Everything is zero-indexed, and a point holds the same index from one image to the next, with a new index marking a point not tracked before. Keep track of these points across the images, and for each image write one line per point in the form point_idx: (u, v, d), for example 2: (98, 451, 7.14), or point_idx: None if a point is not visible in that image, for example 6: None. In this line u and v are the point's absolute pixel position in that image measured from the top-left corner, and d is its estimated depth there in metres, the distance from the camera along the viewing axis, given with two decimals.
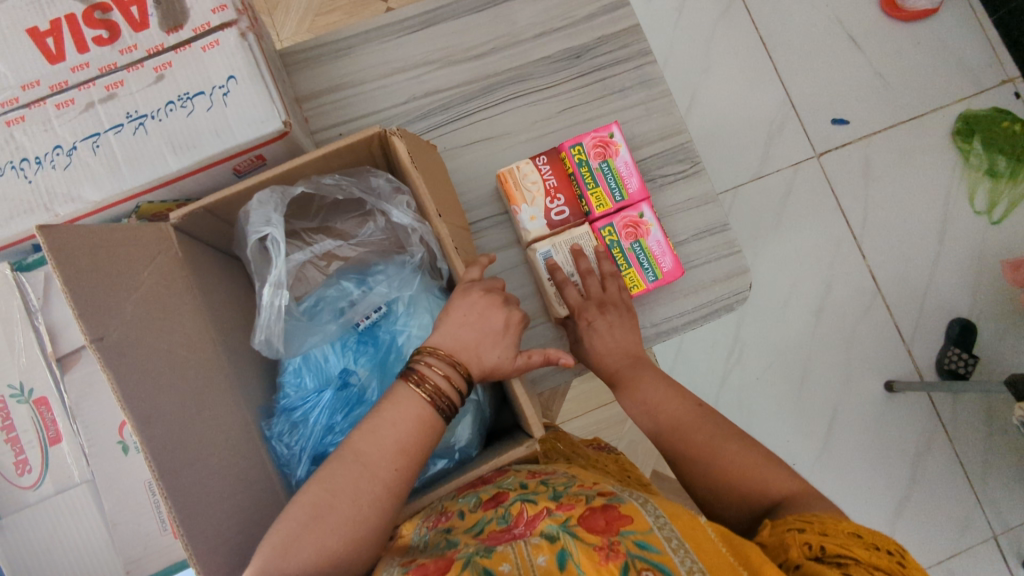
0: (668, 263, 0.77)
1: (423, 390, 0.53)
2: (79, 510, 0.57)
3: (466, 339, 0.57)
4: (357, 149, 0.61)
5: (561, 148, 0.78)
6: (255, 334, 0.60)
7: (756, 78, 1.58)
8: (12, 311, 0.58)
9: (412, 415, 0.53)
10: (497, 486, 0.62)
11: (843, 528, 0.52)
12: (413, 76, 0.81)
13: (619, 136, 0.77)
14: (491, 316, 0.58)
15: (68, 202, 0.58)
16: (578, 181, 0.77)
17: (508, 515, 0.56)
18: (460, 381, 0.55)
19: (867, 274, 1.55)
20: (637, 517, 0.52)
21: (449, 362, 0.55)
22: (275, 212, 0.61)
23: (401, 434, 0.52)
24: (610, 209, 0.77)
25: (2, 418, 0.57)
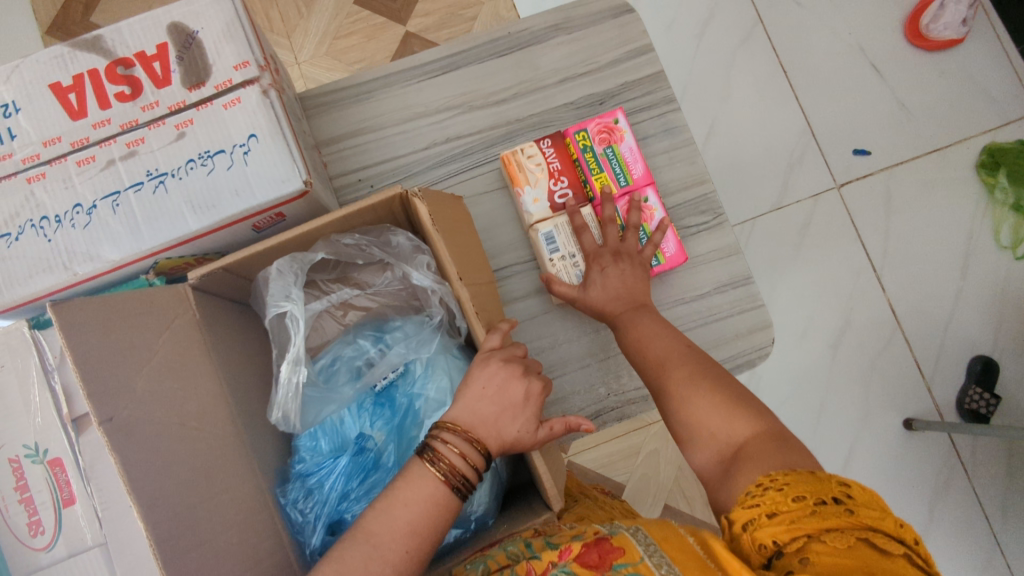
0: (671, 248, 0.77)
1: (438, 468, 0.52)
2: (91, 575, 0.56)
3: (484, 413, 0.56)
4: (378, 210, 0.61)
5: (565, 133, 0.77)
6: (271, 410, 0.59)
7: (776, 107, 1.56)
8: (29, 370, 0.58)
9: (425, 494, 0.52)
10: (501, 549, 0.57)
11: (785, 495, 0.47)
12: (434, 121, 0.80)
13: (625, 122, 0.76)
14: (512, 387, 0.58)
15: (87, 260, 0.58)
16: (582, 166, 0.77)
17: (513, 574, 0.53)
18: (477, 458, 0.54)
19: (887, 307, 1.52)
20: (629, 547, 0.51)
21: (466, 437, 0.54)
22: (294, 286, 0.61)
23: (414, 513, 0.51)
24: (614, 193, 0.76)
25: (17, 478, 0.57)
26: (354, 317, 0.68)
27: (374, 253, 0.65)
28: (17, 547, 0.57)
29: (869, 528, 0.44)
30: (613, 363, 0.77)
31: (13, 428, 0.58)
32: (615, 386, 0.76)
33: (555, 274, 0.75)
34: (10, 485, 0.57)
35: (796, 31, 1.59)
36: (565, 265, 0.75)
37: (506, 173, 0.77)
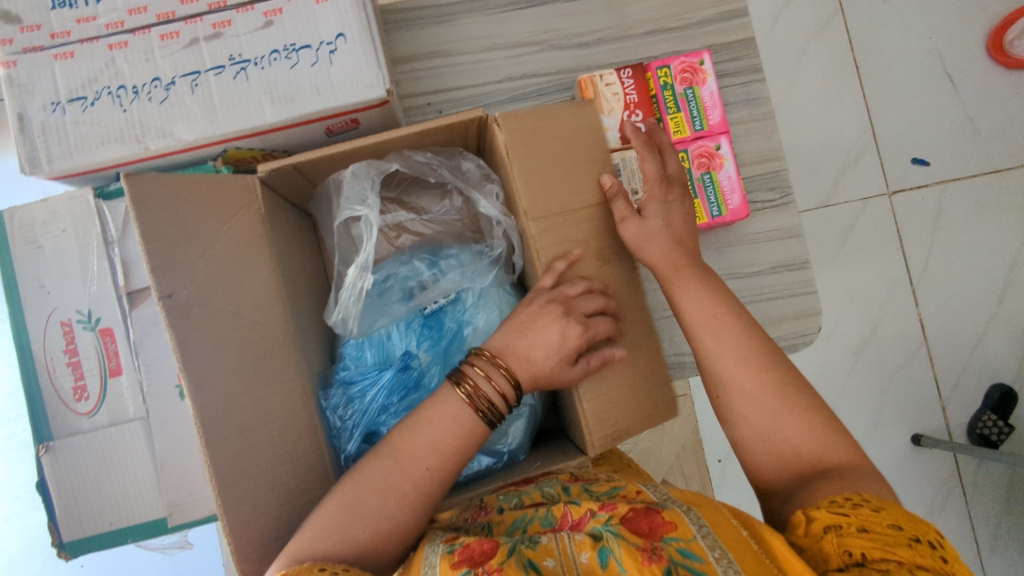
0: (736, 201, 0.73)
1: (463, 389, 0.53)
2: (130, 445, 0.57)
3: (517, 343, 0.55)
4: (454, 129, 0.60)
5: (647, 67, 0.73)
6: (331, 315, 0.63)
7: (840, 102, 1.50)
8: (90, 237, 0.58)
9: (452, 414, 0.52)
10: (539, 489, 0.57)
11: (882, 518, 0.44)
12: (512, 55, 0.78)
13: (709, 65, 0.73)
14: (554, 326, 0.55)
15: (160, 136, 0.57)
16: (659, 103, 0.73)
17: (550, 514, 0.53)
18: (503, 385, 0.53)
19: (917, 323, 1.50)
20: (682, 523, 0.47)
21: (495, 363, 0.54)
22: (370, 191, 0.60)
23: (436, 432, 0.52)
24: (687, 136, 0.73)
25: (67, 342, 0.58)
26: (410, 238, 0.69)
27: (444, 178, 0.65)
28: (59, 408, 0.58)
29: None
30: None
31: (70, 292, 0.58)
32: None
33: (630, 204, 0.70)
34: (59, 347, 0.58)
35: (877, 25, 1.52)
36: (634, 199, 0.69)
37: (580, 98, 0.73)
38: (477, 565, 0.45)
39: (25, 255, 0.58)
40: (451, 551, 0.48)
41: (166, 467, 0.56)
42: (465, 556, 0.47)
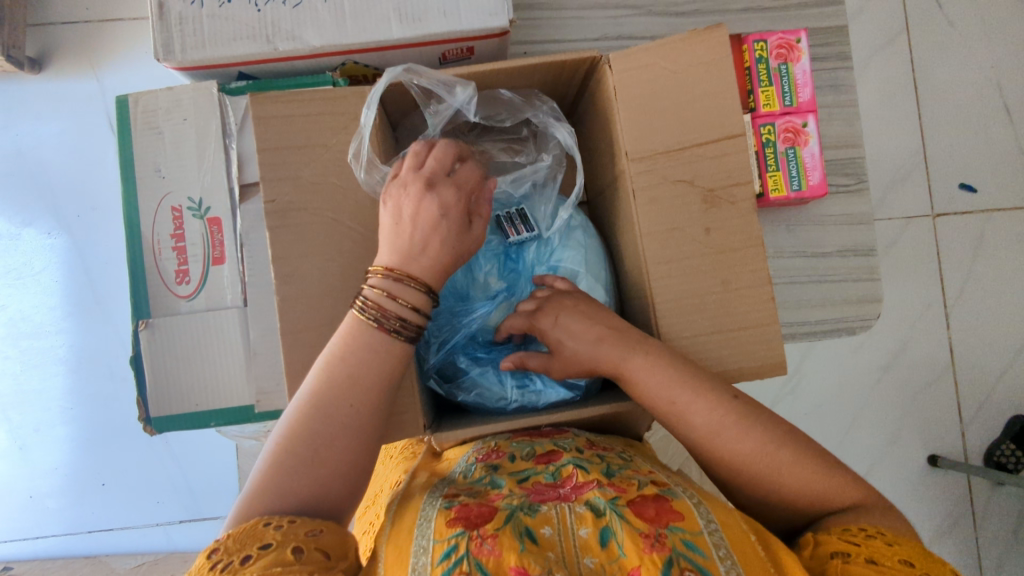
0: (816, 178, 0.74)
1: (366, 314, 0.51)
2: (225, 332, 0.59)
3: (409, 246, 0.53)
4: (565, 67, 0.62)
5: (744, 40, 0.75)
6: (358, 171, 0.57)
7: (896, 120, 1.52)
8: (209, 128, 0.60)
9: (358, 336, 0.51)
10: (551, 443, 0.62)
11: (893, 553, 0.43)
12: (610, 16, 0.80)
13: (806, 44, 0.75)
14: (425, 205, 0.54)
15: (289, 39, 0.59)
16: (753, 76, 0.75)
17: (557, 473, 0.56)
18: (409, 299, 0.52)
19: (946, 345, 1.52)
20: (689, 515, 0.48)
21: (393, 279, 0.52)
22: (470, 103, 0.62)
23: (352, 368, 0.50)
24: (775, 110, 0.75)
25: (176, 227, 0.60)
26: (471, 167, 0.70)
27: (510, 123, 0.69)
28: (160, 289, 0.60)
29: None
30: None
31: (184, 179, 0.61)
32: None
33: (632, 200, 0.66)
34: (167, 231, 0.61)
35: (941, 48, 1.54)
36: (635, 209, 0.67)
37: None
38: (472, 528, 0.47)
39: (146, 139, 0.61)
40: (450, 508, 0.50)
41: (257, 356, 0.58)
42: (461, 515, 0.48)
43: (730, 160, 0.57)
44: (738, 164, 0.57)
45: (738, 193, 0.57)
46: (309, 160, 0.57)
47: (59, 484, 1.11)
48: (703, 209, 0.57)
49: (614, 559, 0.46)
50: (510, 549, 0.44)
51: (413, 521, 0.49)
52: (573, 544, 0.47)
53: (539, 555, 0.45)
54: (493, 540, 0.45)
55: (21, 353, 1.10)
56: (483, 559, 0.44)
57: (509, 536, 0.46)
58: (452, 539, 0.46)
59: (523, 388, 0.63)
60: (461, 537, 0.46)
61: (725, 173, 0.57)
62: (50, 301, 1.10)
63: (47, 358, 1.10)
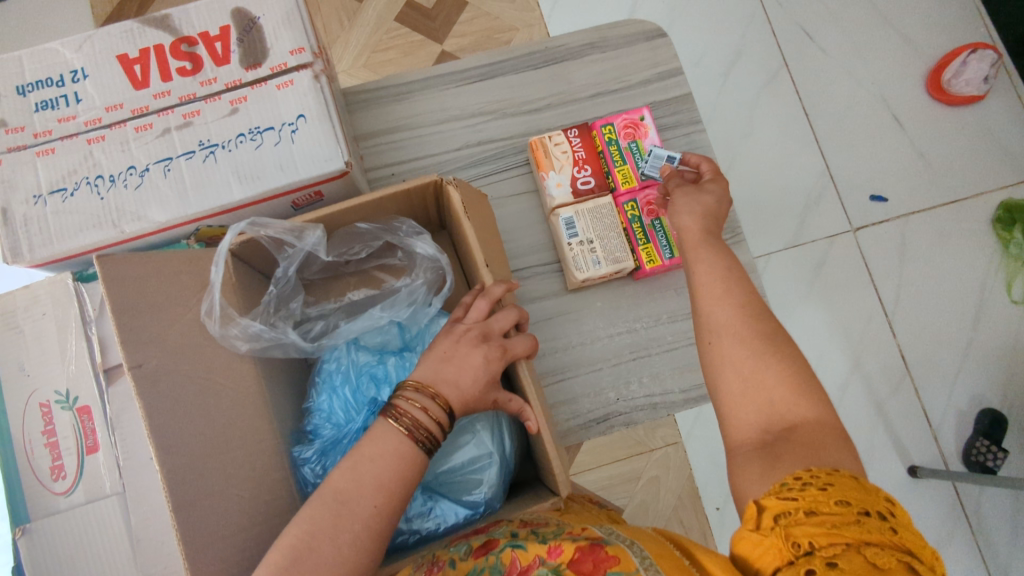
0: None
1: (400, 422, 0.54)
2: (106, 522, 0.58)
3: (445, 374, 0.57)
4: (413, 194, 0.64)
5: (592, 126, 0.79)
6: (209, 324, 0.59)
7: (796, 147, 1.58)
8: (69, 319, 0.61)
9: (388, 447, 0.53)
10: (489, 534, 0.57)
11: (830, 496, 0.42)
12: (469, 124, 0.83)
13: (650, 120, 0.79)
14: (475, 352, 0.58)
15: (135, 219, 0.60)
16: (606, 157, 0.78)
17: (500, 564, 0.52)
18: (439, 413, 0.55)
19: (897, 352, 1.52)
20: (625, 556, 0.47)
21: (430, 396, 0.55)
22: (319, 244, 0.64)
23: (382, 469, 0.52)
24: (634, 186, 0.78)
25: (46, 422, 0.60)
26: (359, 293, 0.74)
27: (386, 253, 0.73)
28: (37, 490, 0.59)
29: (910, 555, 0.40)
30: (623, 370, 0.78)
31: (48, 374, 0.60)
32: (625, 392, 0.77)
33: (570, 259, 0.75)
34: (38, 428, 0.60)
35: (821, 75, 1.63)
36: (582, 250, 0.75)
37: (533, 158, 0.79)
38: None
39: (9, 341, 0.61)
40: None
41: (143, 540, 0.57)
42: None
43: None
44: None
45: None
46: (174, 321, 0.56)
47: None
48: None
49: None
50: None
51: None
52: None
53: None
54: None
55: None
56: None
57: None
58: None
59: (423, 516, 0.61)
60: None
61: None
62: None
63: None
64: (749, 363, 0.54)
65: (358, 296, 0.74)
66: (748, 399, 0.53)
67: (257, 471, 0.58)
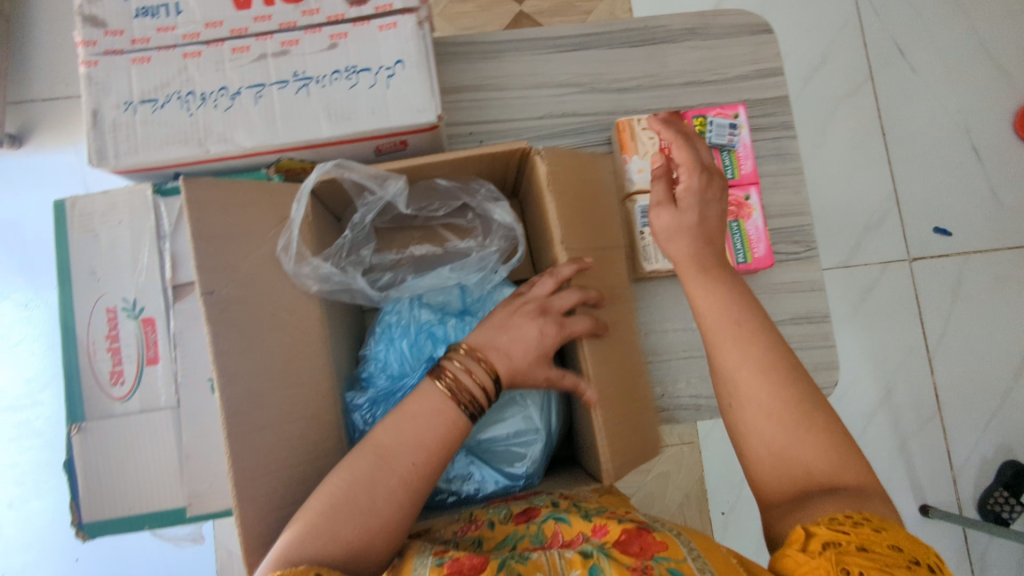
0: (761, 249, 0.75)
1: (442, 381, 0.54)
2: (159, 433, 0.59)
3: (497, 342, 0.57)
4: (498, 159, 0.64)
5: (684, 115, 0.76)
6: (283, 260, 0.60)
7: (866, 165, 1.53)
8: (144, 230, 0.61)
9: (430, 404, 0.53)
10: (529, 502, 0.59)
11: (883, 539, 0.43)
12: (554, 94, 0.81)
13: (744, 120, 0.76)
14: (531, 324, 0.58)
15: (220, 141, 0.60)
16: None
17: (541, 534, 0.53)
18: (483, 377, 0.55)
19: (931, 389, 1.49)
20: (672, 545, 0.48)
21: (473, 357, 0.55)
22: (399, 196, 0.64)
23: (421, 426, 0.51)
24: None
25: (110, 328, 0.60)
26: (424, 248, 0.74)
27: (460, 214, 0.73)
28: (95, 392, 0.60)
29: None
30: (673, 367, 0.77)
31: (117, 281, 0.61)
32: (670, 389, 0.76)
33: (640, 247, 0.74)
34: (101, 333, 0.61)
35: (905, 93, 1.55)
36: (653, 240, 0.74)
37: (617, 140, 0.77)
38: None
39: (81, 241, 0.61)
40: (441, 563, 0.46)
41: (191, 458, 0.58)
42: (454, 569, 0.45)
43: None
44: None
45: None
46: (248, 257, 0.56)
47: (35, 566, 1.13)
48: None
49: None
50: None
51: None
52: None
53: None
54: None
55: None
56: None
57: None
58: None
59: (463, 479, 0.62)
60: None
61: None
62: (20, 373, 1.15)
63: (24, 432, 1.14)
64: (780, 417, 0.52)
65: (423, 251, 0.73)
66: (775, 453, 0.51)
67: (307, 412, 0.59)
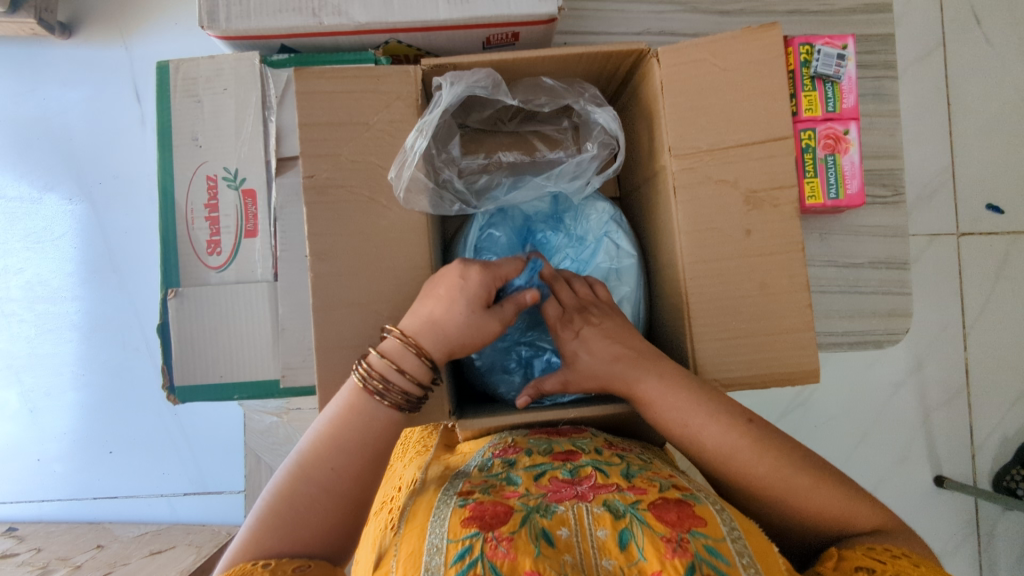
0: (854, 187, 0.74)
1: (370, 382, 0.51)
2: (254, 303, 0.62)
3: (424, 314, 0.53)
4: (609, 61, 0.62)
5: (789, 41, 0.73)
6: (390, 169, 0.55)
7: (930, 127, 1.21)
8: (250, 100, 0.62)
9: (360, 404, 0.52)
10: (570, 444, 0.61)
11: (919, 567, 0.45)
12: (655, 10, 0.79)
13: (852, 51, 0.72)
14: (452, 277, 0.53)
15: (334, 14, 0.58)
16: (795, 80, 0.73)
17: (574, 471, 0.55)
18: (415, 370, 0.52)
19: (961, 367, 1.25)
20: (712, 521, 0.48)
21: (399, 347, 0.52)
22: (505, 91, 0.63)
23: (365, 422, 0.52)
24: (817, 115, 0.73)
25: (210, 197, 0.63)
26: (512, 155, 0.71)
27: (552, 120, 0.72)
28: (191, 260, 0.62)
29: None
30: None
31: (222, 149, 0.63)
32: None
33: None
34: (201, 201, 0.63)
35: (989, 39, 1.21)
36: None
37: None
38: (487, 529, 0.46)
39: (184, 106, 0.62)
40: (464, 506, 0.49)
41: (287, 331, 0.60)
42: (476, 513, 0.48)
43: (776, 162, 0.56)
44: (784, 168, 0.56)
45: (782, 197, 0.56)
46: (351, 137, 0.55)
47: (63, 449, 1.15)
48: (744, 210, 0.56)
49: (633, 561, 0.45)
50: (525, 553, 0.44)
51: (426, 519, 0.49)
52: (591, 546, 0.47)
53: (554, 560, 0.45)
54: (509, 543, 0.45)
55: (36, 317, 1.13)
56: (498, 561, 0.44)
57: (525, 540, 0.45)
58: (466, 540, 0.46)
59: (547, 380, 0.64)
60: (475, 538, 0.45)
61: (769, 176, 0.56)
62: (66, 266, 1.12)
63: (62, 322, 1.13)
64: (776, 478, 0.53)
65: (512, 158, 0.71)
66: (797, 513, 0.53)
67: None
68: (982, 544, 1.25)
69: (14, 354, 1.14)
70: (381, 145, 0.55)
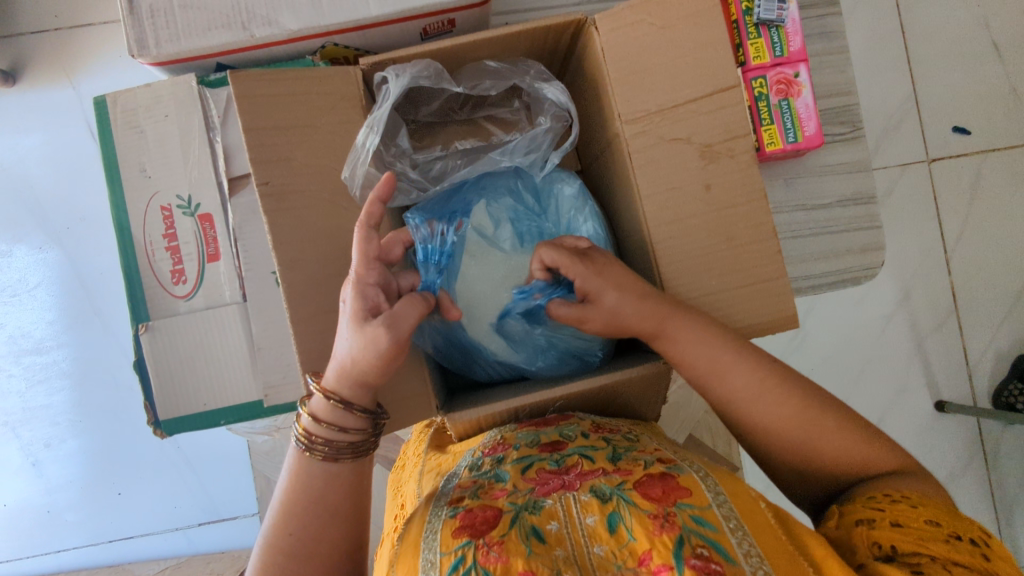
0: (812, 128, 0.74)
1: (300, 439, 0.52)
2: (227, 326, 0.63)
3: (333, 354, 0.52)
4: (550, 34, 0.61)
5: None
6: (343, 168, 0.56)
7: (890, 58, 1.20)
8: (193, 124, 0.63)
9: (302, 468, 0.52)
10: (557, 432, 0.61)
11: (919, 514, 0.44)
12: None
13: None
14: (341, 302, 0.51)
15: (265, 25, 0.57)
16: (739, 29, 0.73)
17: (561, 461, 0.55)
18: (335, 419, 0.51)
19: (948, 291, 1.25)
20: (697, 491, 0.48)
21: (320, 402, 0.51)
22: (448, 79, 0.62)
23: (316, 482, 0.51)
24: (766, 62, 0.73)
25: (167, 227, 0.64)
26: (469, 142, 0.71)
27: (505, 102, 0.71)
28: (158, 291, 0.64)
29: None
30: None
31: (171, 177, 0.64)
32: None
33: None
34: (159, 232, 0.64)
35: None
36: None
37: None
38: (478, 536, 0.47)
39: (129, 139, 0.64)
40: (454, 516, 0.49)
41: (263, 349, 0.61)
42: (466, 522, 0.48)
43: (728, 113, 0.56)
44: (735, 117, 0.56)
45: (737, 146, 0.56)
46: (298, 144, 0.54)
47: (72, 498, 1.15)
48: (701, 164, 0.56)
49: (624, 544, 0.46)
50: (517, 554, 0.45)
51: (420, 533, 0.49)
52: (581, 536, 0.47)
53: (547, 557, 0.45)
54: (500, 547, 0.45)
55: (24, 371, 1.12)
56: (489, 566, 0.44)
57: (516, 541, 0.46)
58: (459, 550, 0.46)
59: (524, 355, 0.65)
60: (466, 548, 0.46)
61: (724, 128, 0.56)
62: (47, 315, 1.11)
63: (51, 372, 1.12)
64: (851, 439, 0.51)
65: (468, 145, 0.70)
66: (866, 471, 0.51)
67: None
68: (988, 462, 1.26)
69: (8, 411, 1.13)
70: (329, 151, 0.56)
